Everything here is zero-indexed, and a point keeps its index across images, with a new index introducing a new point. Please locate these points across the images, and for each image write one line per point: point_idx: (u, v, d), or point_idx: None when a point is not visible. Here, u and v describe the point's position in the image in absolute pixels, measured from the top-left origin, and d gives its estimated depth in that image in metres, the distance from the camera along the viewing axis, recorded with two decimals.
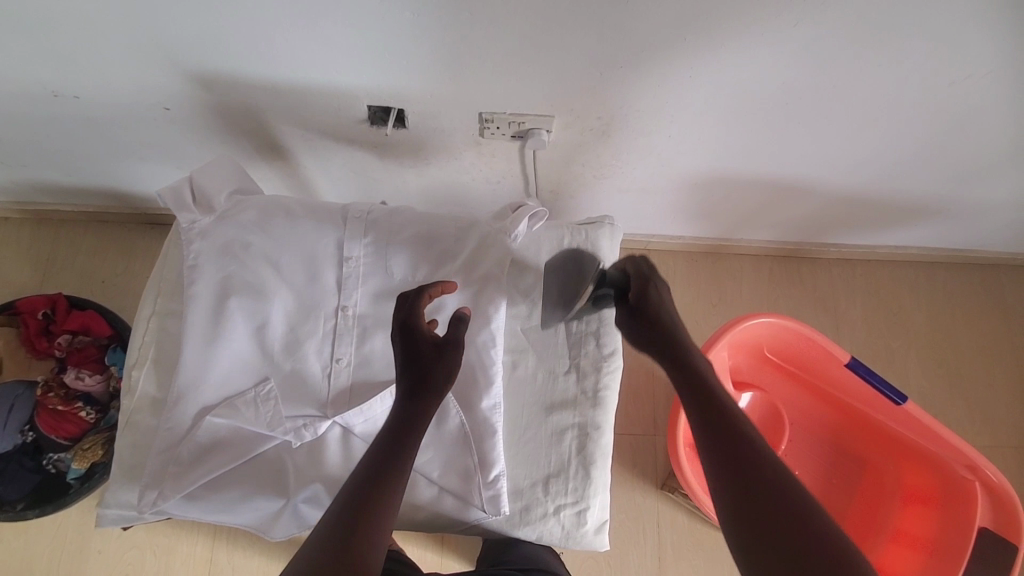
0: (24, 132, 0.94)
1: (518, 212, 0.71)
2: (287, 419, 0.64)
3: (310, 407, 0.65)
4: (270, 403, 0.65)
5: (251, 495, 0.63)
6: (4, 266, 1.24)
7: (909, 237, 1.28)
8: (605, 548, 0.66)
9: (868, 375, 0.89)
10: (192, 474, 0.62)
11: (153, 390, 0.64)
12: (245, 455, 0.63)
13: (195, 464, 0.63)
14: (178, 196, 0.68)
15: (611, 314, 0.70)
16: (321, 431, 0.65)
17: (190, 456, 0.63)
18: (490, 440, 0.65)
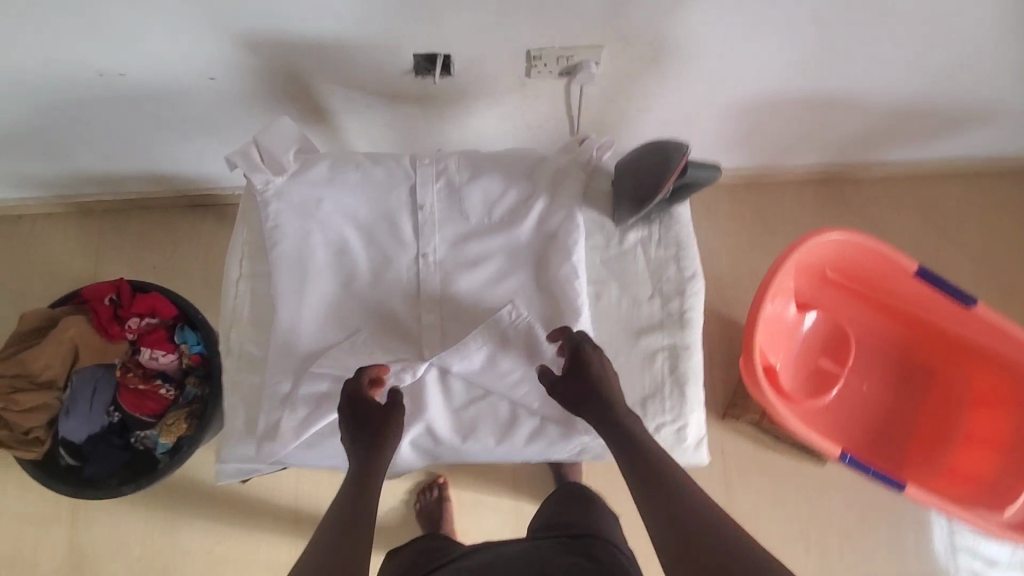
0: (69, 121, 0.94)
1: (585, 143, 0.71)
2: (385, 363, 0.66)
3: (407, 351, 0.67)
4: (369, 350, 0.66)
5: None
6: (57, 261, 1.26)
7: (956, 146, 1.25)
8: (705, 462, 0.68)
9: (935, 281, 0.89)
10: (307, 422, 0.64)
11: (253, 350, 0.66)
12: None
13: (310, 415, 0.64)
14: (248, 158, 0.68)
15: (689, 236, 0.70)
16: (420, 374, 0.66)
17: (299, 408, 0.64)
18: (585, 368, 0.66)
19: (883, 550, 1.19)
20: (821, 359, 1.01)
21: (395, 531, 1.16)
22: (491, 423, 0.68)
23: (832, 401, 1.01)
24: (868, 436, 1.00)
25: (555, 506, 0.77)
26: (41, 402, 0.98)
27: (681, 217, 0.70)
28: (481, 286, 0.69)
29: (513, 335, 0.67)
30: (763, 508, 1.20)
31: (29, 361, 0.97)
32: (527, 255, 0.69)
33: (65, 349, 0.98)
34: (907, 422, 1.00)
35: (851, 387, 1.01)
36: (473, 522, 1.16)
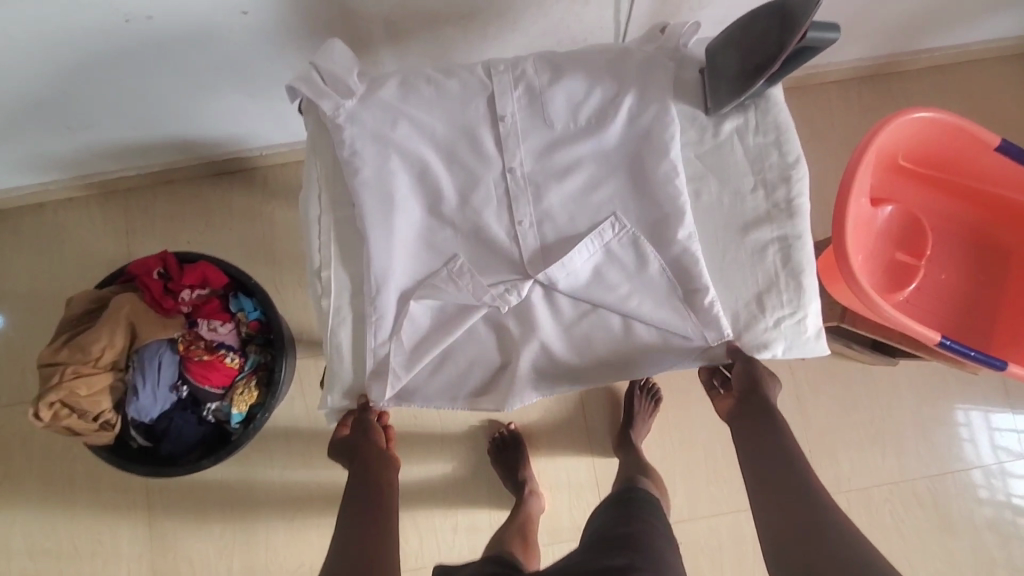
0: (91, 84, 0.88)
1: (670, 29, 0.67)
2: (489, 286, 0.65)
3: (508, 272, 0.66)
4: (467, 275, 0.65)
5: (474, 362, 0.68)
6: (87, 245, 1.22)
7: (1010, 22, 1.18)
8: (827, 352, 0.66)
9: (1021, 154, 0.85)
10: (420, 351, 0.65)
11: (349, 282, 0.65)
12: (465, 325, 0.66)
13: (419, 344, 0.66)
14: (314, 85, 0.64)
15: (789, 119, 0.65)
16: (524, 293, 0.66)
17: (409, 338, 0.65)
18: (696, 266, 0.63)
19: (958, 445, 1.18)
20: (899, 252, 0.97)
21: (471, 480, 1.15)
22: (603, 337, 0.67)
23: (913, 294, 0.98)
24: (952, 325, 0.98)
25: (613, 512, 0.82)
26: (107, 384, 0.95)
27: (776, 98, 0.65)
28: (574, 196, 0.66)
29: (618, 248, 0.65)
30: (836, 415, 1.19)
31: (86, 344, 0.92)
32: (620, 158, 0.65)
33: (122, 327, 0.94)
34: (990, 308, 0.98)
35: (929, 278, 0.99)
36: (549, 460, 1.15)
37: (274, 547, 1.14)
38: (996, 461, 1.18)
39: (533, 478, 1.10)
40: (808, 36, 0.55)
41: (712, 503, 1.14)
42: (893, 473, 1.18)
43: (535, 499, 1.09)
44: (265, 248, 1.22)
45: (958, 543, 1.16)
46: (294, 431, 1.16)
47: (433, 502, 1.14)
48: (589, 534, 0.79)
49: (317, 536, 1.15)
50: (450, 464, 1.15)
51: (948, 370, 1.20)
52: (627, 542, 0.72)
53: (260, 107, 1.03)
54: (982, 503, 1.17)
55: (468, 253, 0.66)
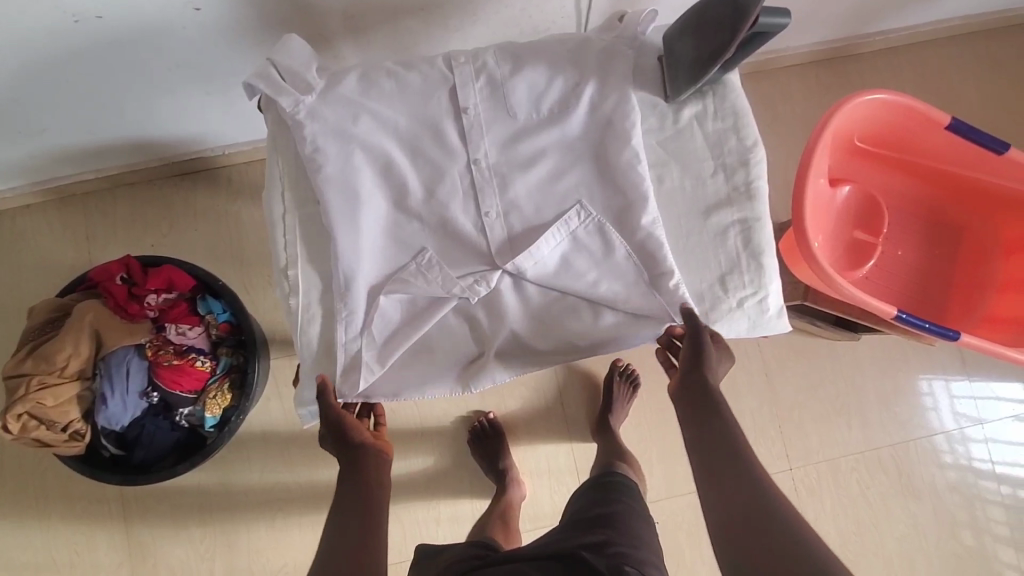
0: (39, 87, 0.85)
1: (627, 19, 0.67)
2: (458, 279, 0.66)
3: (478, 264, 0.67)
4: (436, 268, 0.66)
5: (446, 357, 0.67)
6: (46, 252, 1.18)
7: (957, 4, 1.22)
8: (788, 330, 0.68)
9: (969, 132, 0.89)
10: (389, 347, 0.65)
11: (319, 281, 0.65)
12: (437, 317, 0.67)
13: (390, 338, 0.66)
14: (272, 81, 0.63)
15: (745, 104, 0.66)
16: (494, 283, 0.67)
17: (381, 333, 0.66)
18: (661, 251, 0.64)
19: (919, 413, 1.24)
20: (857, 230, 1.00)
21: (453, 470, 1.16)
22: (573, 322, 0.69)
23: (872, 270, 1.02)
24: (909, 299, 1.02)
25: (590, 495, 0.83)
26: (74, 394, 0.93)
27: (733, 84, 0.66)
28: (538, 187, 0.66)
29: (584, 235, 0.66)
30: (804, 390, 1.23)
31: (50, 354, 0.90)
32: (583, 147, 0.66)
33: (87, 335, 0.92)
34: (942, 281, 1.02)
35: (887, 254, 1.03)
36: (529, 448, 1.16)
37: (256, 549, 1.14)
38: (955, 426, 1.24)
39: (514, 466, 1.12)
40: (760, 22, 0.57)
41: (689, 481, 1.17)
42: (860, 441, 1.22)
43: (516, 487, 1.10)
44: (232, 249, 1.20)
45: (921, 506, 1.22)
46: (271, 431, 1.15)
47: (416, 494, 1.15)
48: (566, 518, 0.81)
49: (301, 535, 1.14)
50: (431, 456, 1.16)
51: (908, 342, 1.25)
52: (604, 521, 0.74)
53: (220, 105, 1.01)
54: (942, 466, 1.23)
55: (435, 246, 0.67)
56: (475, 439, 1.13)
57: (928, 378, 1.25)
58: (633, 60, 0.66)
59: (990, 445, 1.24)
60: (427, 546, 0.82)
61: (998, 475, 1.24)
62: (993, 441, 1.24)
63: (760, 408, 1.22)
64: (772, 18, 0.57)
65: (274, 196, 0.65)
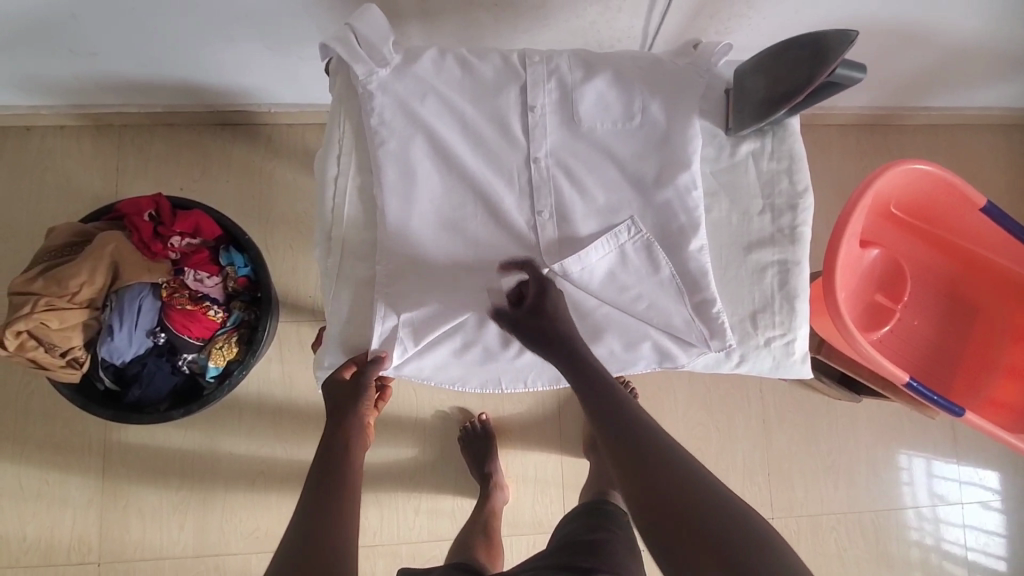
0: (104, 12, 0.86)
1: (701, 48, 0.68)
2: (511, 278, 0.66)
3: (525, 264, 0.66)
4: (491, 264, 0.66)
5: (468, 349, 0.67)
6: (74, 177, 1.18)
7: (1004, 94, 1.24)
8: (810, 376, 0.69)
9: (1004, 217, 0.90)
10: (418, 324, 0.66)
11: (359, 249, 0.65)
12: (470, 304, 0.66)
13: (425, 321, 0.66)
14: (349, 47, 0.64)
15: (801, 150, 0.68)
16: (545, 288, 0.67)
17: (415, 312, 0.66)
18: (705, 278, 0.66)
19: (904, 486, 1.24)
20: (877, 294, 1.02)
21: (438, 463, 1.15)
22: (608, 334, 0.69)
23: (886, 335, 1.03)
24: (918, 369, 1.03)
25: (580, 519, 0.84)
26: (81, 321, 0.93)
27: (792, 129, 0.68)
28: (590, 195, 0.67)
29: (630, 252, 0.67)
30: (797, 443, 1.23)
31: (65, 277, 0.90)
32: (640, 165, 0.67)
33: (106, 264, 0.92)
34: (952, 357, 1.04)
35: (903, 322, 1.04)
36: (518, 453, 1.16)
37: (230, 509, 1.12)
38: (938, 504, 1.24)
39: (500, 471, 1.11)
40: (837, 73, 0.58)
41: None
42: (843, 503, 1.23)
43: (499, 491, 1.09)
44: (259, 206, 1.19)
45: None
46: (265, 393, 1.14)
47: (397, 480, 1.14)
48: (553, 543, 0.80)
49: (276, 502, 1.13)
50: (421, 445, 1.15)
51: (906, 413, 1.25)
52: (593, 548, 0.74)
53: (275, 63, 1.02)
54: (918, 541, 1.24)
55: (475, 236, 0.67)
56: (468, 450, 1.12)
57: (918, 456, 1.25)
58: (702, 90, 0.67)
59: (969, 530, 1.25)
60: (408, 569, 0.78)
61: (972, 560, 1.24)
62: (972, 527, 1.25)
63: (751, 453, 1.22)
64: (849, 71, 0.58)
65: (330, 159, 0.66)
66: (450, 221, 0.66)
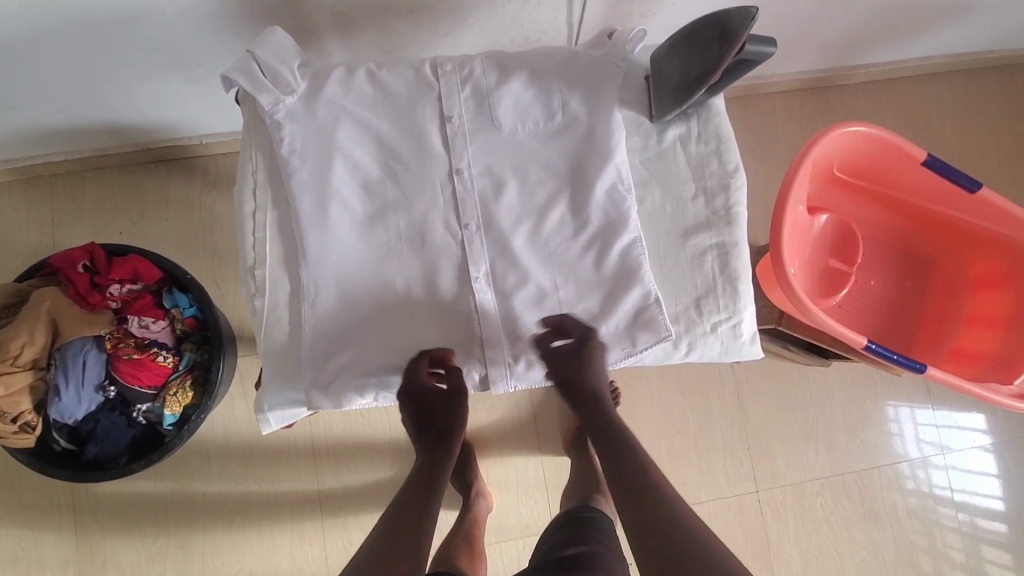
0: (5, 64, 0.82)
1: (616, 36, 0.66)
2: (447, 296, 0.64)
3: (460, 280, 0.64)
4: (423, 285, 0.64)
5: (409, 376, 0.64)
6: (8, 233, 1.14)
7: (939, 43, 1.25)
8: (760, 356, 0.68)
9: (945, 170, 0.90)
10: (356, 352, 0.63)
11: (286, 285, 0.63)
12: (405, 330, 0.64)
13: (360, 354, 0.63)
14: (250, 76, 0.62)
15: (727, 129, 0.67)
16: (482, 306, 0.64)
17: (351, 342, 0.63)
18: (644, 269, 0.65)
19: (894, 436, 1.26)
20: (831, 259, 1.02)
21: None
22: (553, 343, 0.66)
23: (844, 299, 1.03)
24: (880, 330, 1.03)
25: (565, 532, 0.82)
26: (26, 384, 0.90)
27: (716, 109, 0.67)
28: (519, 200, 0.65)
29: (560, 254, 0.65)
30: (774, 414, 1.24)
31: (3, 341, 0.86)
32: (566, 165, 0.66)
33: (44, 323, 0.88)
34: (913, 313, 1.04)
35: (860, 283, 1.04)
36: (498, 458, 1.15)
37: (211, 553, 1.10)
38: (919, 455, 1.26)
39: (481, 480, 1.10)
40: (746, 49, 0.57)
41: None
42: (825, 467, 1.24)
43: (482, 500, 1.08)
44: (205, 242, 1.16)
45: (882, 533, 1.23)
46: (234, 431, 1.12)
47: (380, 501, 1.13)
48: (536, 556, 0.80)
49: (258, 542, 1.11)
50: (399, 462, 1.14)
51: (877, 370, 1.27)
52: (576, 558, 0.73)
53: (199, 94, 0.99)
54: (915, 491, 1.25)
55: (400, 257, 0.64)
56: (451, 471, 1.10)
57: (898, 411, 1.27)
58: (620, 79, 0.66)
59: (950, 471, 1.26)
60: None
61: (957, 506, 1.26)
62: (952, 465, 1.26)
63: (729, 429, 1.22)
64: (759, 45, 0.57)
65: (247, 194, 0.64)
66: (377, 242, 0.64)
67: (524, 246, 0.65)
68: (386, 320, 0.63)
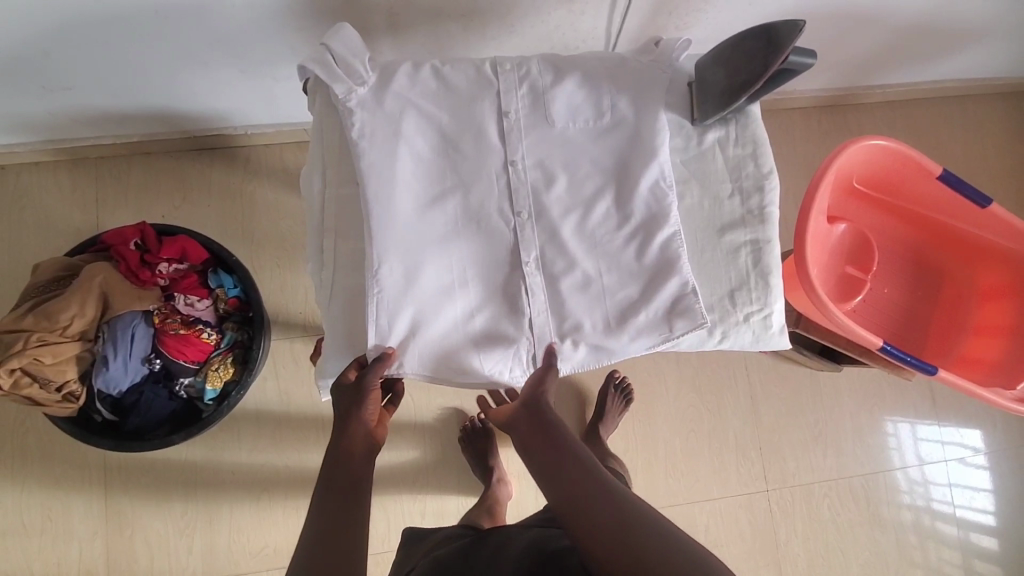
0: (77, 47, 0.87)
1: (663, 45, 0.71)
2: (499, 278, 0.69)
3: (511, 264, 0.69)
4: (477, 266, 0.68)
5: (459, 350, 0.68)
6: (53, 212, 1.17)
7: (952, 68, 1.31)
8: (787, 347, 0.72)
9: (959, 185, 0.95)
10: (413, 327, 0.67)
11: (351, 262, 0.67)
12: (461, 308, 0.68)
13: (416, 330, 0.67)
14: (325, 67, 0.66)
15: (763, 134, 0.72)
16: (531, 288, 0.69)
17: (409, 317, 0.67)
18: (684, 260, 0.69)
19: (892, 450, 1.30)
20: (847, 266, 1.07)
21: (441, 466, 1.17)
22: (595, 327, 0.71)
23: (859, 305, 1.08)
24: (891, 336, 1.08)
25: None
26: (74, 354, 0.93)
27: (754, 115, 0.72)
28: (567, 192, 0.70)
29: (605, 243, 0.70)
30: (785, 416, 1.28)
31: (53, 312, 0.90)
32: (614, 160, 0.70)
33: (95, 296, 0.92)
34: (923, 321, 1.09)
35: (874, 291, 1.09)
36: (518, 447, 1.19)
37: (236, 529, 1.13)
38: (921, 464, 1.30)
39: (501, 467, 1.14)
40: (789, 60, 0.62)
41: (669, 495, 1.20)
42: (833, 470, 1.27)
43: (503, 486, 1.12)
44: (244, 229, 1.20)
45: (885, 537, 1.27)
46: (264, 412, 1.15)
47: (403, 486, 1.16)
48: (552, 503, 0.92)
49: (282, 520, 1.14)
50: (422, 449, 1.17)
51: (885, 378, 1.31)
52: None
53: (250, 85, 1.03)
54: (912, 504, 1.29)
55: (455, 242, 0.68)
56: (472, 459, 1.14)
57: (902, 424, 1.31)
58: (667, 83, 0.71)
59: (953, 488, 1.30)
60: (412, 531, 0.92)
61: (960, 514, 1.30)
62: (955, 481, 1.30)
63: (741, 429, 1.26)
64: (800, 56, 0.62)
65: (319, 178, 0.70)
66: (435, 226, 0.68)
67: (572, 235, 0.69)
68: (443, 299, 0.68)
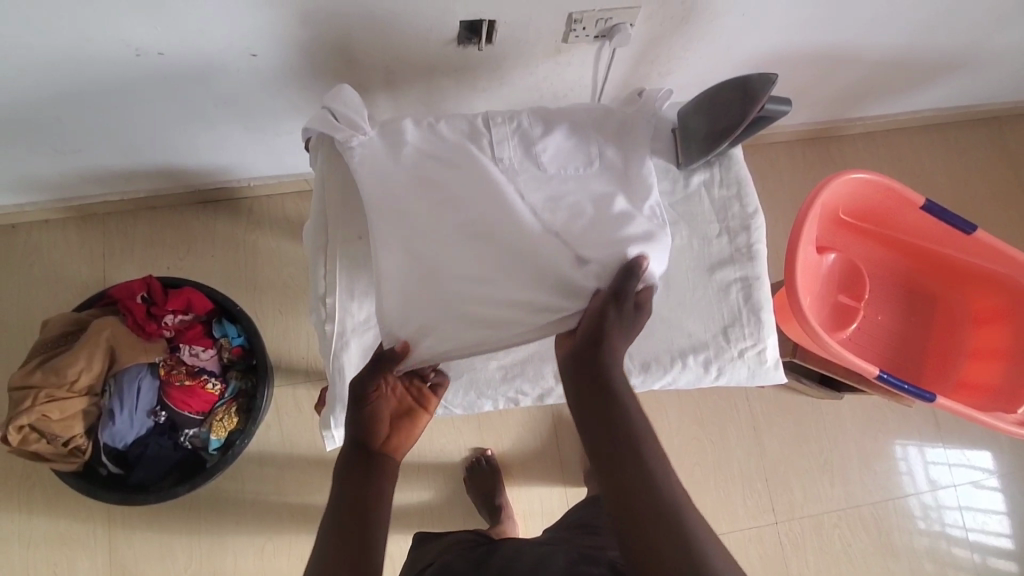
0: (89, 110, 0.92)
1: (646, 96, 0.76)
2: None
3: None
4: None
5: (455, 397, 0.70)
6: (61, 268, 1.20)
7: (927, 99, 1.36)
8: (784, 381, 0.73)
9: (941, 214, 0.98)
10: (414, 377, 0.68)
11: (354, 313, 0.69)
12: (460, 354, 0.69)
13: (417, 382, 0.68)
14: (326, 122, 0.71)
15: (746, 175, 0.75)
16: None
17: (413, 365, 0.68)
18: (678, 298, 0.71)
19: (903, 475, 1.29)
20: (840, 295, 1.09)
21: (447, 507, 1.17)
22: None
23: (854, 332, 1.10)
24: (887, 361, 1.09)
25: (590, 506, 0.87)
26: (81, 409, 0.95)
27: (735, 158, 0.75)
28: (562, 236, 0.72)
29: None
30: (790, 445, 1.27)
31: (62, 367, 0.93)
32: None
33: (103, 350, 0.95)
34: (918, 346, 1.11)
35: (867, 317, 1.11)
36: (523, 485, 1.18)
37: None
38: (935, 489, 1.29)
39: (507, 506, 1.13)
40: (765, 108, 0.65)
41: None
42: (842, 499, 1.26)
43: (510, 525, 1.11)
44: (247, 277, 1.23)
45: (900, 566, 1.25)
46: (267, 458, 1.16)
47: (409, 530, 1.15)
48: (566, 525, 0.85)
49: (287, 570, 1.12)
50: (429, 491, 1.17)
51: (887, 403, 1.31)
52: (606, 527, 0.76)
53: (254, 141, 1.08)
54: (927, 531, 1.27)
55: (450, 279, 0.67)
56: (477, 499, 1.13)
57: (912, 448, 1.30)
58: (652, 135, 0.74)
59: (964, 511, 1.29)
60: (423, 532, 0.89)
61: (976, 539, 1.28)
62: (965, 504, 1.29)
63: (747, 460, 1.26)
64: (775, 106, 0.65)
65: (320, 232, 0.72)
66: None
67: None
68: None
